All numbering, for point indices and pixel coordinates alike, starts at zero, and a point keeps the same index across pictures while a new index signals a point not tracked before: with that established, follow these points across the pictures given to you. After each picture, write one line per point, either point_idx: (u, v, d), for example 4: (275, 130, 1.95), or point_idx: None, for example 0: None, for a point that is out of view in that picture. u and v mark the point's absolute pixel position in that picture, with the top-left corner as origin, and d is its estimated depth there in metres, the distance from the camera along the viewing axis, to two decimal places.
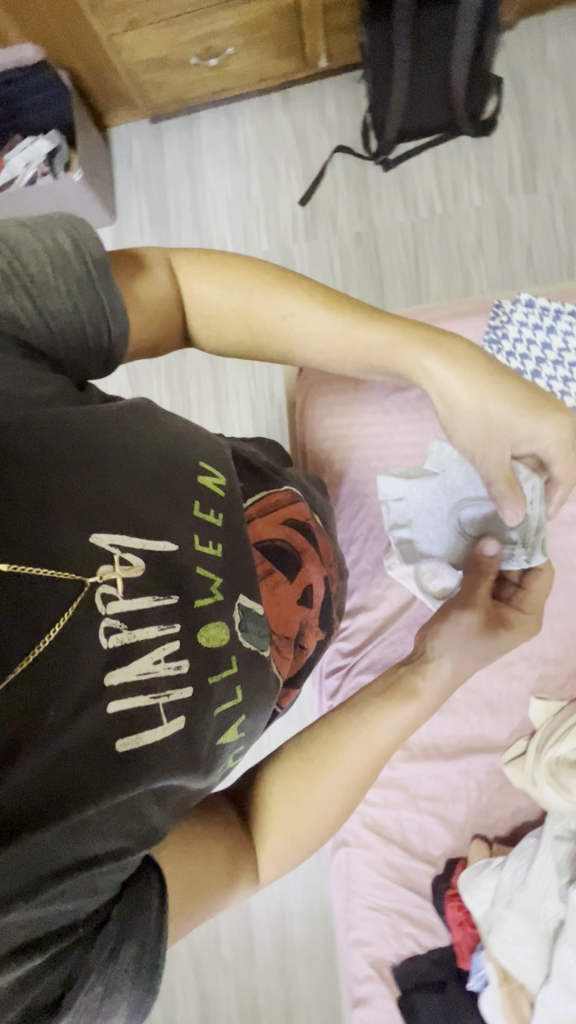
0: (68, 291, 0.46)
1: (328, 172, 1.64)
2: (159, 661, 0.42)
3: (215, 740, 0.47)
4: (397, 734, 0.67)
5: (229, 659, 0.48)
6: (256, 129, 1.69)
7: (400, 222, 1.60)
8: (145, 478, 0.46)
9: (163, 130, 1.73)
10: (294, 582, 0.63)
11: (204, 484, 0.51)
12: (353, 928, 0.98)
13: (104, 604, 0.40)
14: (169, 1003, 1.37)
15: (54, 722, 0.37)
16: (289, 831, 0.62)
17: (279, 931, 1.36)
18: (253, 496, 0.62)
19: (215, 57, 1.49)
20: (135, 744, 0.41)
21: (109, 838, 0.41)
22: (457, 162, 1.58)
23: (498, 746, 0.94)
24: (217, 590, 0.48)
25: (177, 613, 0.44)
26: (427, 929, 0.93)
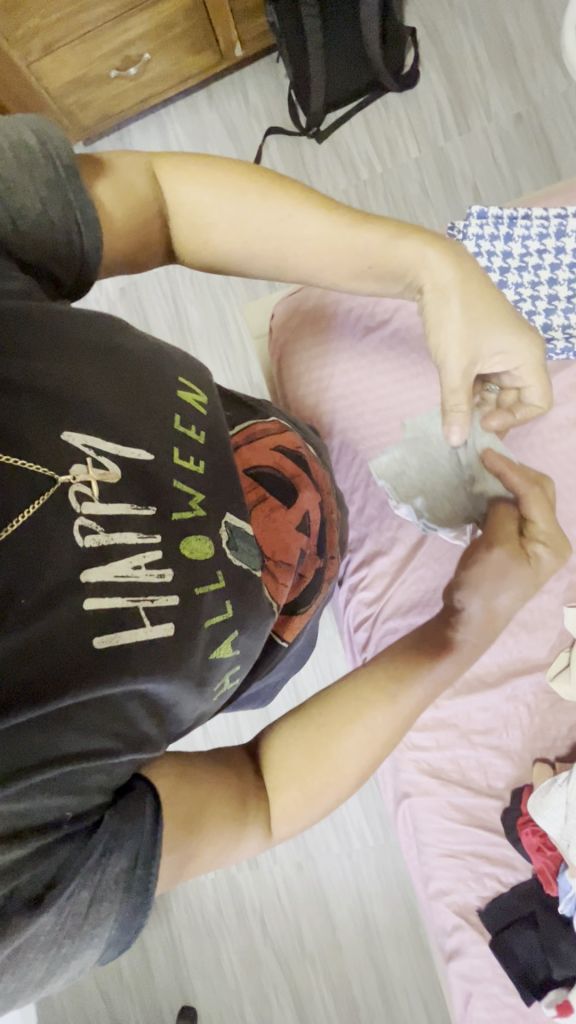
0: (38, 190, 0.45)
1: (264, 157, 1.66)
2: (140, 567, 0.40)
3: (207, 655, 0.44)
4: (429, 696, 0.60)
5: (216, 574, 0.46)
6: (187, 131, 1.72)
7: (343, 189, 1.61)
8: (117, 384, 0.44)
9: (97, 150, 1.76)
10: (287, 508, 0.61)
11: (185, 400, 0.48)
12: (431, 880, 0.95)
13: (78, 505, 0.38)
14: (264, 1007, 1.33)
15: (25, 607, 0.35)
16: (304, 793, 0.54)
17: (360, 912, 1.32)
18: (239, 424, 0.61)
19: (134, 66, 1.52)
20: (118, 643, 0.38)
21: (92, 735, 0.38)
22: (387, 120, 1.59)
23: (540, 663, 0.92)
24: (198, 506, 0.46)
25: (156, 522, 0.42)
26: (505, 865, 0.91)
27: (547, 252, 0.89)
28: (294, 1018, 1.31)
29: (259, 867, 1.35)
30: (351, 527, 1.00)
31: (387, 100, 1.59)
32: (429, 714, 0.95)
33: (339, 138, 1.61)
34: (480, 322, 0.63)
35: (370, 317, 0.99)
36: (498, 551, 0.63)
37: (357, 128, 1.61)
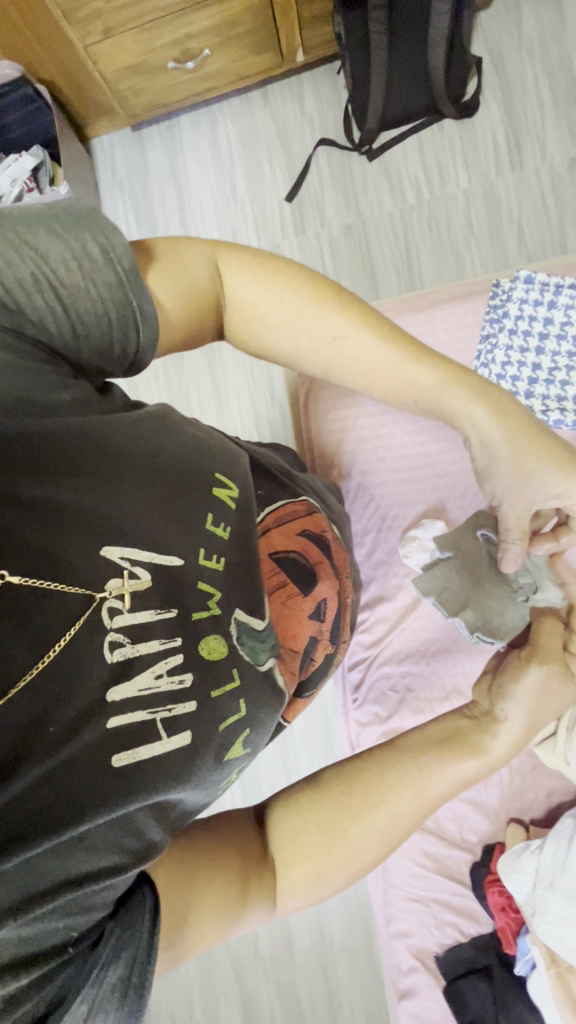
0: (100, 298, 0.46)
1: (313, 166, 1.63)
2: (162, 676, 0.43)
3: (221, 756, 0.47)
4: (452, 787, 0.60)
5: (230, 673, 0.48)
6: (238, 129, 1.69)
7: (388, 210, 1.59)
8: (156, 492, 0.48)
9: (145, 137, 1.73)
10: (307, 596, 0.66)
11: (218, 494, 0.52)
12: (393, 921, 0.97)
13: (110, 619, 0.42)
14: (213, 1007, 1.36)
15: (54, 735, 0.38)
16: (314, 868, 0.58)
17: (317, 929, 1.35)
18: (268, 506, 0.66)
19: (193, 59, 1.49)
20: (135, 760, 0.41)
21: (102, 855, 0.41)
22: (441, 145, 1.57)
23: None
24: (215, 605, 0.49)
25: (178, 627, 0.45)
26: (468, 916, 0.93)
27: None
28: None
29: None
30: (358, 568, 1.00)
31: (443, 124, 1.56)
32: None
33: (391, 157, 1.59)
34: (529, 479, 0.64)
35: None
36: (539, 669, 0.62)
37: (409, 149, 1.58)
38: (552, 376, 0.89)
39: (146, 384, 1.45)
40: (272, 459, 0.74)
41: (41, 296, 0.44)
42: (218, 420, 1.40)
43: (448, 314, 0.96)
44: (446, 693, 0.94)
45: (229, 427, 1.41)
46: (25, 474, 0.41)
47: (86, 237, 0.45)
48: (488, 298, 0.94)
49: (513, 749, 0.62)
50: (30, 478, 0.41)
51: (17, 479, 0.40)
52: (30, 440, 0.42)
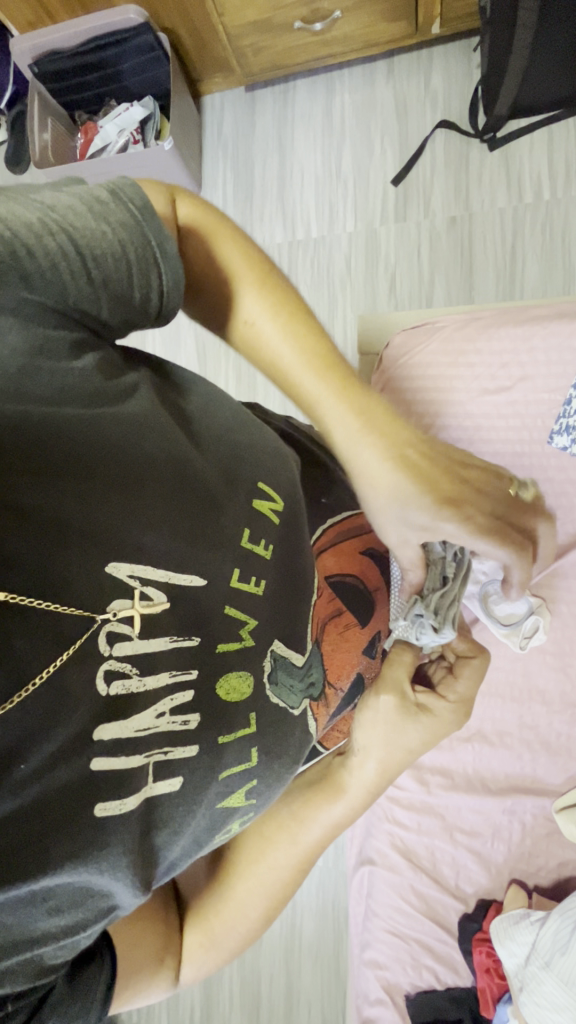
0: (115, 238, 0.41)
1: (427, 148, 1.53)
2: (163, 715, 0.40)
3: (216, 802, 0.46)
4: (325, 833, 0.64)
5: (246, 719, 0.46)
6: (354, 102, 1.60)
7: (500, 207, 1.47)
8: (186, 507, 0.43)
9: (258, 98, 1.67)
10: (362, 630, 0.65)
11: (258, 510, 0.48)
12: (368, 948, 0.94)
13: (109, 647, 0.38)
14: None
15: (25, 775, 0.34)
16: (211, 935, 0.62)
17: (289, 923, 1.35)
18: (332, 520, 0.63)
19: (321, 21, 1.41)
20: (118, 809, 0.38)
21: (59, 914, 0.39)
22: (573, 142, 1.43)
23: (550, 790, 0.87)
24: (247, 635, 0.46)
25: (195, 658, 0.42)
26: (448, 965, 0.89)
27: None
28: (199, 993, 1.37)
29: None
30: None
31: None
32: (419, 794, 0.92)
33: (513, 150, 1.47)
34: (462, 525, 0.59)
35: (489, 378, 0.89)
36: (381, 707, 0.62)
37: (535, 143, 1.46)
38: None
39: (215, 355, 1.42)
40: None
41: (47, 237, 0.38)
42: (280, 405, 1.36)
43: (551, 332, 0.86)
44: (468, 734, 0.90)
45: (291, 413, 1.36)
46: (30, 480, 0.36)
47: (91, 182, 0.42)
48: None
49: (370, 792, 0.65)
50: (36, 485, 0.36)
51: (20, 483, 0.35)
52: (38, 437, 0.37)
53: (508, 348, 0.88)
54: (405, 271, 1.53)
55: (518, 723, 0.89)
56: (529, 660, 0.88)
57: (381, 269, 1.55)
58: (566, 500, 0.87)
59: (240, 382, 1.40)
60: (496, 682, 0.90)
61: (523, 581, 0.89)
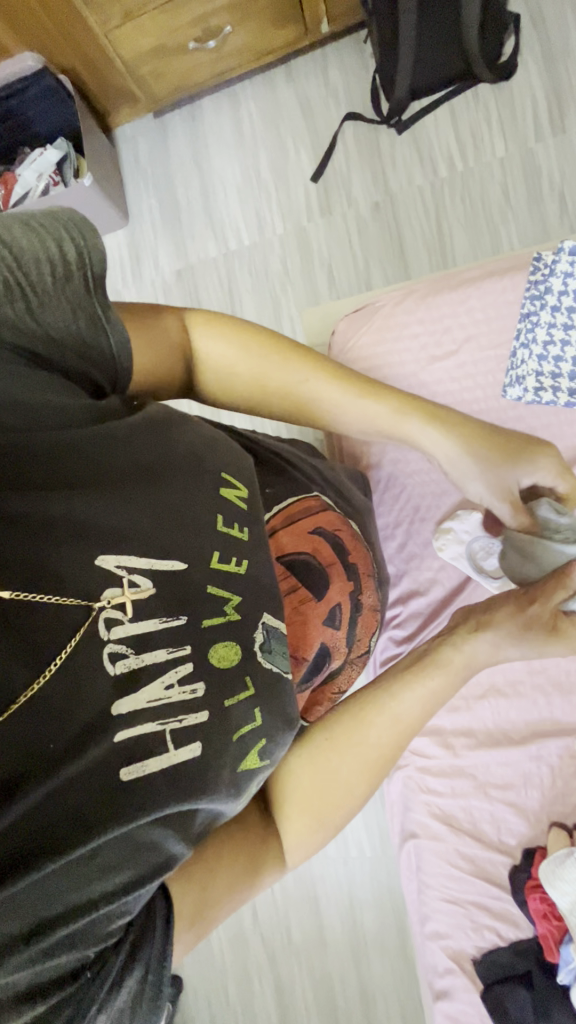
0: (74, 308, 0.47)
1: (339, 141, 1.58)
2: (172, 687, 0.44)
3: (238, 769, 0.47)
4: (424, 708, 0.64)
5: (245, 683, 0.48)
6: (261, 108, 1.64)
7: (418, 184, 1.52)
8: (158, 499, 0.48)
9: (167, 121, 1.72)
10: (322, 600, 0.65)
11: (226, 496, 0.53)
12: (428, 921, 0.96)
13: (108, 629, 0.42)
14: (247, 991, 1.39)
15: (55, 752, 0.38)
16: (320, 814, 0.62)
17: (349, 919, 1.35)
18: (279, 501, 0.65)
19: (214, 37, 1.45)
20: (141, 772, 0.41)
21: (110, 876, 0.41)
22: (475, 112, 1.49)
23: (570, 728, 0.89)
24: (231, 610, 0.49)
25: (186, 635, 0.45)
26: (507, 920, 0.90)
27: None
28: (275, 1006, 1.37)
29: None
30: (389, 562, 0.95)
31: (477, 90, 1.48)
32: (447, 759, 0.93)
33: (421, 128, 1.52)
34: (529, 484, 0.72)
35: (435, 345, 0.92)
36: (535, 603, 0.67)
37: (440, 119, 1.51)
38: None
39: None
40: (296, 457, 0.73)
41: (11, 299, 0.43)
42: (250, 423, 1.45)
43: (485, 291, 0.89)
44: (483, 692, 0.91)
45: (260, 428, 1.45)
46: (14, 488, 0.41)
47: (62, 240, 0.46)
48: (528, 272, 0.87)
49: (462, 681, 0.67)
50: (18, 492, 0.41)
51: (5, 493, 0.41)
52: (21, 451, 0.42)
53: (447, 314, 0.91)
54: (341, 261, 1.58)
55: (528, 669, 0.90)
56: None
57: (317, 263, 1.59)
58: None
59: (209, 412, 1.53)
60: None
61: None
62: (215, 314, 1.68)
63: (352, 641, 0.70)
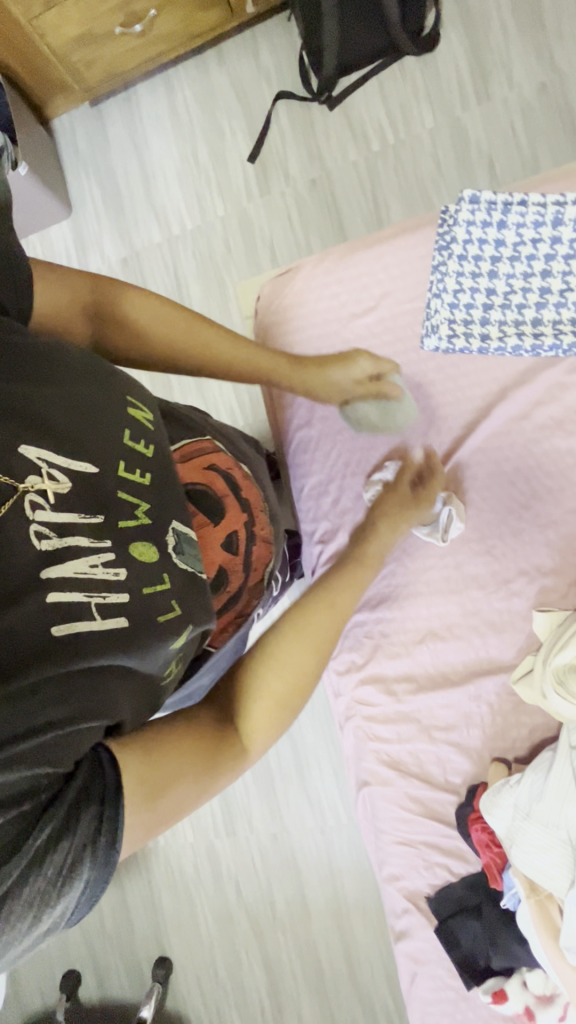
0: None
1: (273, 122, 1.60)
2: (96, 565, 0.49)
3: (168, 646, 0.52)
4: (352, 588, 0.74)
5: (162, 576, 0.54)
6: (195, 93, 1.65)
7: (353, 160, 1.55)
8: (75, 409, 0.54)
9: (104, 110, 1.72)
10: (221, 525, 0.76)
11: (133, 415, 0.60)
12: (385, 865, 0.98)
13: (33, 511, 0.47)
14: (235, 966, 1.40)
15: None
16: (283, 696, 0.63)
17: (330, 885, 1.37)
18: (180, 438, 0.77)
19: (140, 21, 1.45)
20: (70, 633, 0.45)
21: (47, 721, 0.42)
22: (403, 85, 1.51)
23: (506, 665, 0.91)
24: (141, 512, 0.55)
25: (104, 525, 0.51)
26: (457, 857, 0.93)
27: (542, 241, 0.85)
28: (263, 977, 1.39)
29: (236, 835, 1.43)
30: (324, 518, 0.98)
31: (404, 64, 1.51)
32: (391, 705, 0.95)
33: (352, 105, 1.55)
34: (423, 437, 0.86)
35: (354, 303, 0.94)
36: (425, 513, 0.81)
37: (370, 94, 1.53)
38: (508, 299, 0.87)
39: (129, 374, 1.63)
40: (192, 413, 0.85)
41: None
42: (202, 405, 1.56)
43: (397, 247, 0.92)
44: (421, 636, 0.94)
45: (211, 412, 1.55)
46: None
47: None
48: (437, 226, 0.90)
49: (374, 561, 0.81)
50: None
51: None
52: None
53: (364, 271, 0.94)
54: (283, 240, 1.60)
55: (462, 612, 0.92)
56: (456, 551, 0.92)
57: (260, 243, 1.61)
58: (452, 398, 0.91)
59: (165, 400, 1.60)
60: (434, 580, 0.93)
61: None
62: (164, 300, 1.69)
63: (248, 566, 0.82)
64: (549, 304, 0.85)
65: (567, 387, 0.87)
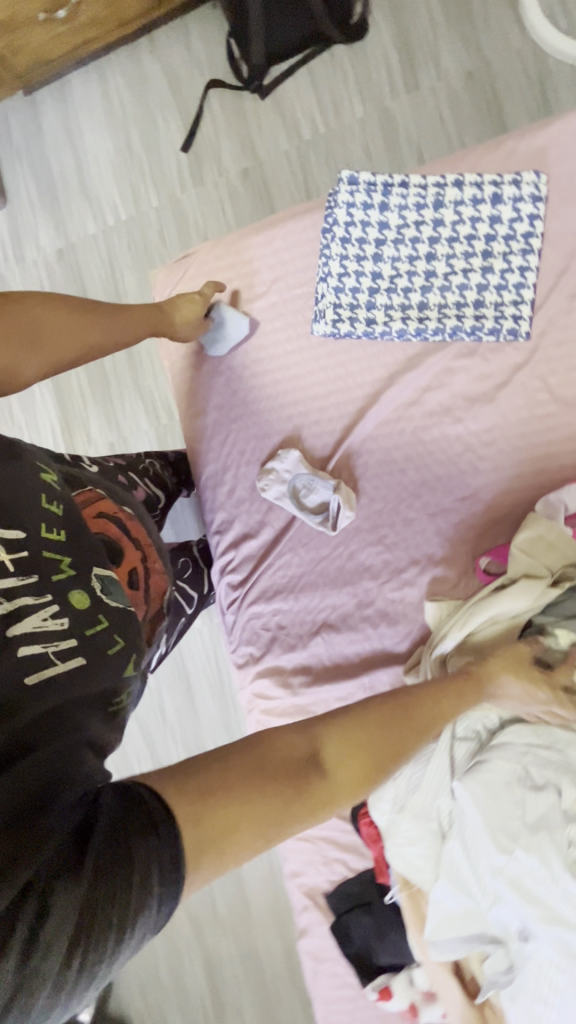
0: None
1: (205, 111, 1.57)
2: (46, 617, 0.52)
3: (115, 676, 0.58)
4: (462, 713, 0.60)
5: (99, 616, 0.58)
6: (128, 81, 1.63)
7: (285, 150, 1.53)
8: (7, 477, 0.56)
9: (38, 99, 1.70)
10: (120, 568, 0.72)
11: (43, 477, 0.62)
12: (286, 861, 0.96)
13: None
14: (178, 967, 1.38)
15: None
16: (368, 771, 0.50)
17: (270, 883, 1.35)
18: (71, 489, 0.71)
19: (63, 8, 1.43)
20: (40, 678, 0.49)
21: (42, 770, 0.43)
22: (333, 74, 1.49)
23: (399, 656, 0.89)
24: (67, 565, 0.57)
25: (44, 583, 0.54)
26: (354, 851, 0.91)
27: (425, 224, 0.85)
28: (204, 976, 1.36)
29: None
30: (220, 508, 0.96)
31: (333, 52, 1.49)
32: (288, 699, 0.93)
33: (283, 93, 1.53)
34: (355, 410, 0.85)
35: (246, 288, 0.92)
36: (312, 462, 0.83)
37: (301, 83, 1.51)
38: (393, 284, 0.86)
39: None
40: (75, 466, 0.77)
41: None
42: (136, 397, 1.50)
43: (287, 231, 0.91)
44: (316, 627, 0.92)
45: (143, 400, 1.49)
46: None
47: None
48: (324, 209, 0.89)
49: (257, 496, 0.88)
50: None
51: None
52: None
53: (254, 256, 0.92)
54: (216, 231, 1.58)
55: (356, 601, 0.91)
56: (349, 540, 0.91)
57: (194, 234, 1.59)
58: (343, 383, 0.90)
59: (98, 393, 1.57)
60: (328, 570, 0.92)
61: (324, 468, 0.91)
62: (99, 292, 1.66)
63: (149, 601, 0.77)
64: (434, 287, 0.84)
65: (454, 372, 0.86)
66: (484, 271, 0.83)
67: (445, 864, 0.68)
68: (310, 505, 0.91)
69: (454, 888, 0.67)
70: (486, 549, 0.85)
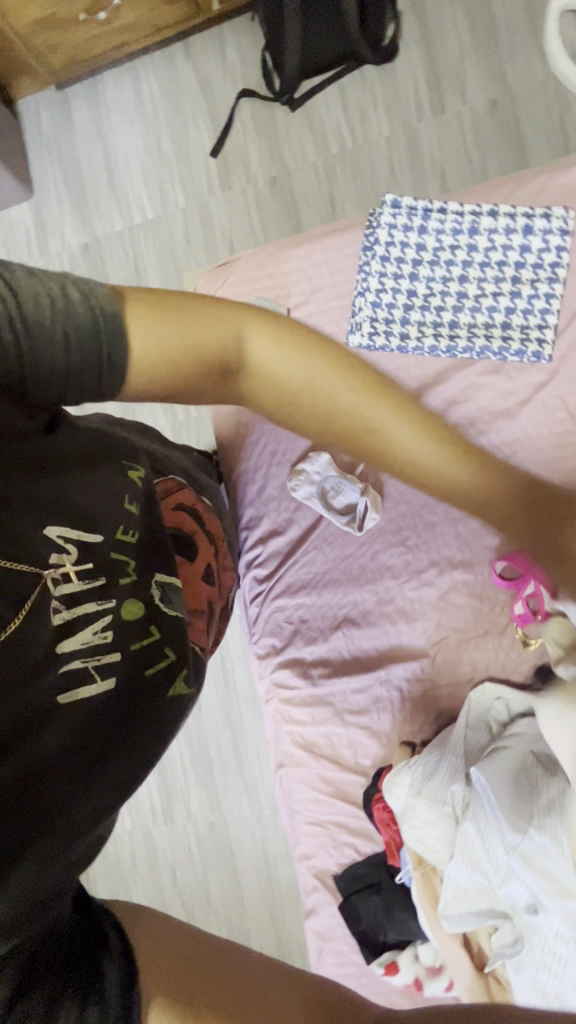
0: None
1: (236, 119, 1.62)
2: (97, 631, 0.54)
3: (167, 690, 0.59)
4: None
5: (150, 626, 0.60)
6: (161, 84, 1.67)
7: (312, 162, 1.58)
8: (90, 480, 0.60)
9: (70, 95, 1.72)
10: (197, 559, 0.78)
11: (127, 475, 0.66)
12: (297, 844, 1.01)
13: (54, 584, 0.52)
14: None
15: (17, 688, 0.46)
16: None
17: (265, 875, 1.38)
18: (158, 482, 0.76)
19: (104, 10, 1.46)
20: (79, 695, 0.50)
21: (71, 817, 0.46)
22: (362, 92, 1.55)
23: (416, 652, 0.94)
24: (132, 570, 0.61)
25: (103, 591, 0.56)
26: (364, 836, 0.96)
27: (460, 248, 0.90)
28: None
29: (174, 823, 1.43)
30: (249, 505, 1.01)
31: (364, 71, 1.55)
32: (307, 689, 0.98)
33: (313, 108, 1.58)
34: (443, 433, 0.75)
35: (285, 297, 0.97)
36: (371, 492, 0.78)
37: (331, 98, 1.57)
38: (427, 302, 0.91)
39: None
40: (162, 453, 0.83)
41: None
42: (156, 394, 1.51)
43: (327, 246, 0.96)
44: (337, 622, 0.97)
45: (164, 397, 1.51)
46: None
47: None
48: (365, 228, 0.94)
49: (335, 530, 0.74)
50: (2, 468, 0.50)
51: None
52: None
53: (295, 267, 0.97)
54: (241, 236, 1.62)
55: (376, 599, 0.96)
56: (373, 540, 0.96)
57: (219, 238, 1.63)
58: None
59: None
60: (351, 568, 0.97)
61: (352, 471, 0.96)
62: None
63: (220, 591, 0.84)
64: (464, 307, 0.90)
65: (480, 388, 0.92)
66: (512, 296, 0.89)
67: (460, 844, 0.74)
68: (337, 507, 0.96)
69: (467, 866, 0.73)
70: (502, 554, 0.91)
